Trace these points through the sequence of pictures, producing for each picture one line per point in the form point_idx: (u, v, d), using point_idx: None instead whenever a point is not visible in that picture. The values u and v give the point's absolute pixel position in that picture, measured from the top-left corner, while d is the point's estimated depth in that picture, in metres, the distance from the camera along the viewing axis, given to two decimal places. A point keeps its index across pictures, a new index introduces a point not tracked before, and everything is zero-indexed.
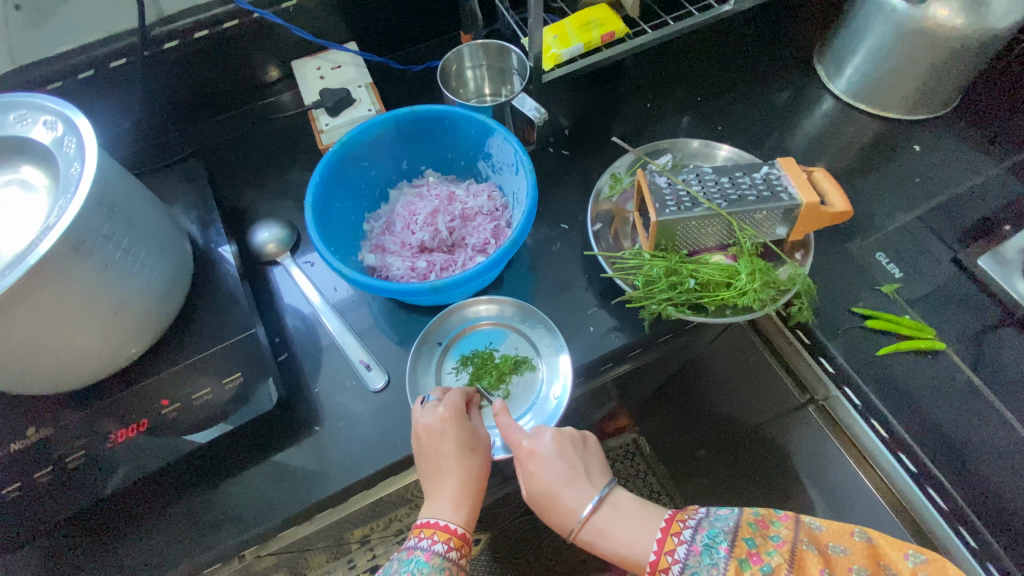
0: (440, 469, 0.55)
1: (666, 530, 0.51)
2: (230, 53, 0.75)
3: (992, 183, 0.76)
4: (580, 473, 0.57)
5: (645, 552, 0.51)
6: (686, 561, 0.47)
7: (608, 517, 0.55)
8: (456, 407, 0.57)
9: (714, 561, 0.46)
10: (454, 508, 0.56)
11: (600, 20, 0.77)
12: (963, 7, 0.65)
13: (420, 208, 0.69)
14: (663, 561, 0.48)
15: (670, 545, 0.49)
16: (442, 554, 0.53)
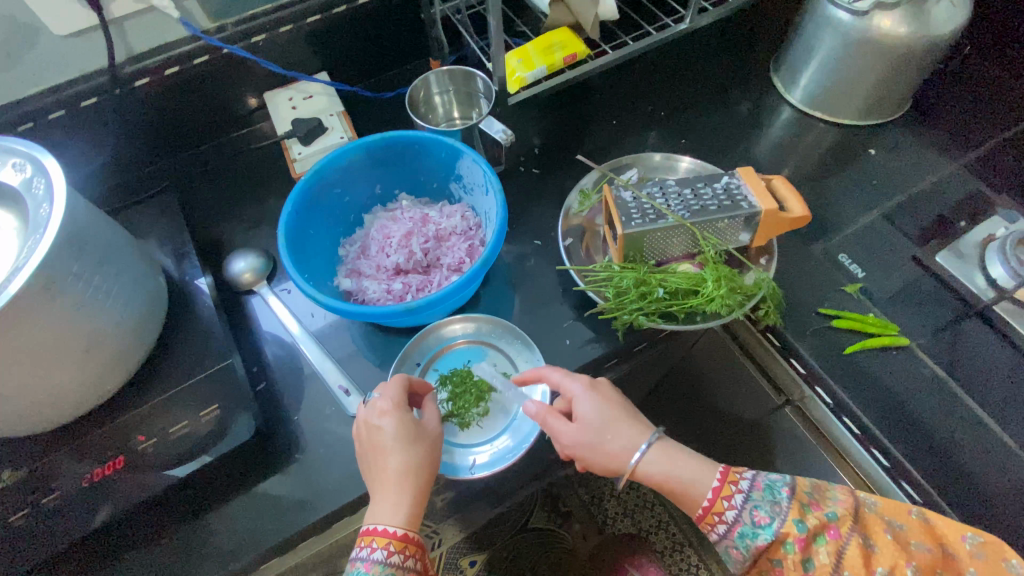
0: (380, 464, 0.53)
1: (725, 479, 0.52)
2: (202, 88, 0.76)
3: (945, 181, 0.79)
4: (630, 419, 0.57)
5: (700, 497, 0.52)
6: (748, 495, 0.50)
7: (652, 462, 0.54)
8: (396, 399, 0.56)
9: (776, 499, 0.50)
10: (396, 511, 0.52)
11: (563, 43, 0.78)
12: (904, 17, 0.69)
13: (394, 231, 0.70)
14: (727, 492, 0.51)
15: (732, 484, 0.51)
16: (382, 561, 0.50)
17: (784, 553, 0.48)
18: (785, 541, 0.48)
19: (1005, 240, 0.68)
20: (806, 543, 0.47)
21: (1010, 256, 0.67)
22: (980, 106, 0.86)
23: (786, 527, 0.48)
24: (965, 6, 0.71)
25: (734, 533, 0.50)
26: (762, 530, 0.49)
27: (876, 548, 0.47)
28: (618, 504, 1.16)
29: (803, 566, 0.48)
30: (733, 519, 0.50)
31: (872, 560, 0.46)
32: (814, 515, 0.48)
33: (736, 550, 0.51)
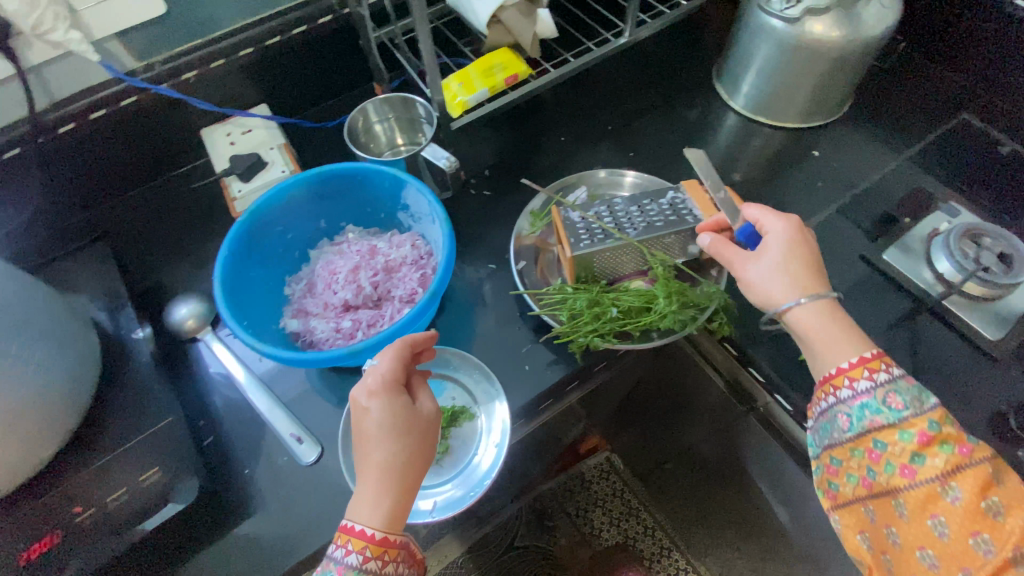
0: (365, 452, 0.49)
1: (874, 358, 0.47)
2: (133, 130, 0.73)
3: (888, 179, 0.80)
4: (812, 272, 0.53)
5: (839, 360, 0.48)
6: (894, 381, 0.46)
7: (807, 314, 0.50)
8: (388, 379, 0.52)
9: (922, 399, 0.45)
10: (376, 509, 0.47)
11: (504, 63, 0.76)
12: (834, 22, 0.70)
13: (340, 266, 0.68)
14: (873, 366, 0.47)
15: (882, 363, 0.47)
16: (356, 566, 0.45)
17: (895, 441, 0.44)
18: (904, 430, 0.44)
19: (949, 234, 0.69)
20: (929, 441, 0.43)
21: (955, 251, 0.67)
22: (916, 102, 0.88)
23: (916, 421, 0.44)
24: (897, 6, 0.72)
25: (854, 404, 0.47)
26: (889, 412, 0.45)
27: (1003, 485, 0.41)
28: (604, 513, 1.17)
29: (911, 459, 0.43)
30: (863, 390, 0.46)
31: (989, 490, 0.41)
32: (956, 435, 0.43)
33: (845, 420, 0.47)
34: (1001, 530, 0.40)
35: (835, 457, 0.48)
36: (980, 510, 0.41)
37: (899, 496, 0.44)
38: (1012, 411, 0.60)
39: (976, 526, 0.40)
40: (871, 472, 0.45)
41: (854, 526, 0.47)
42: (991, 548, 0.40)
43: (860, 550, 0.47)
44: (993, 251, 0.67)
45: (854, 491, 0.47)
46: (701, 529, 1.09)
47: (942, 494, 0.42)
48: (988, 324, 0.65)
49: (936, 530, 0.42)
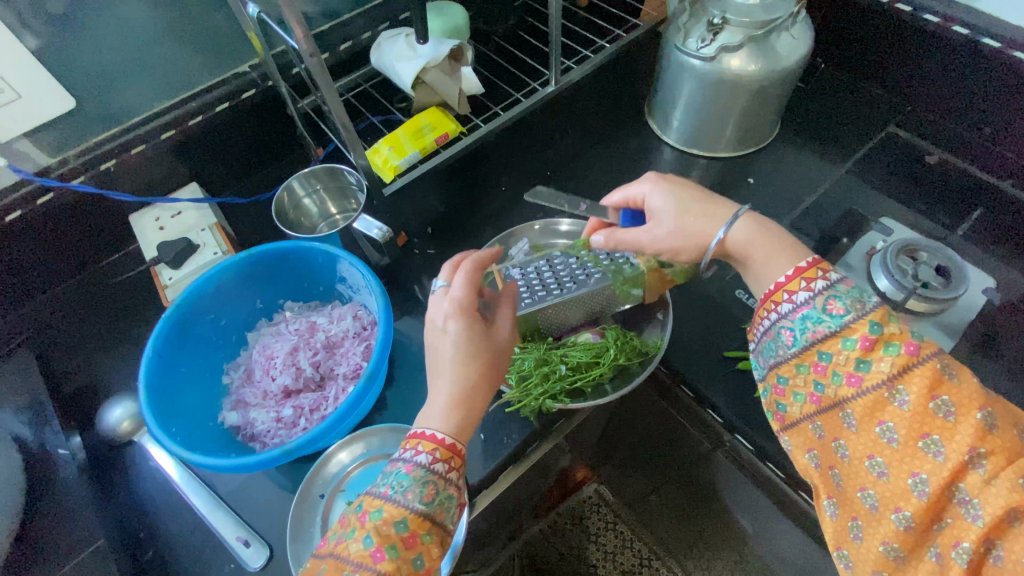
0: (436, 364, 0.50)
1: (811, 265, 0.44)
2: (55, 230, 0.70)
3: (824, 198, 0.81)
4: (717, 196, 0.53)
5: (777, 275, 0.46)
6: (832, 286, 0.43)
7: (739, 233, 0.49)
8: (469, 296, 0.53)
9: (861, 301, 0.41)
10: (443, 417, 0.47)
11: (433, 123, 0.78)
12: (750, 56, 0.71)
13: (277, 350, 0.66)
14: (810, 275, 0.44)
15: (819, 270, 0.44)
16: (426, 466, 0.45)
17: (838, 349, 0.41)
18: (845, 336, 0.41)
19: (885, 252, 0.69)
20: (872, 344, 0.39)
21: (893, 269, 0.67)
22: (843, 119, 0.90)
23: (858, 324, 0.40)
24: (809, 35, 0.74)
25: (795, 317, 0.44)
26: (831, 319, 0.41)
27: (956, 380, 0.37)
28: (599, 549, 1.17)
29: (856, 367, 0.40)
30: (802, 303, 0.43)
31: (940, 388, 0.37)
32: (894, 331, 0.39)
33: (788, 334, 0.44)
34: (955, 430, 0.36)
35: (780, 376, 0.44)
36: (930, 411, 0.37)
37: (845, 406, 0.40)
38: None
39: (926, 429, 0.37)
40: (818, 386, 0.42)
41: (801, 447, 0.44)
42: (943, 450, 0.36)
43: (808, 470, 0.44)
44: (931, 266, 0.68)
45: (800, 409, 0.43)
46: (693, 559, 1.08)
47: (890, 399, 0.38)
48: (933, 340, 0.65)
49: (886, 438, 0.38)
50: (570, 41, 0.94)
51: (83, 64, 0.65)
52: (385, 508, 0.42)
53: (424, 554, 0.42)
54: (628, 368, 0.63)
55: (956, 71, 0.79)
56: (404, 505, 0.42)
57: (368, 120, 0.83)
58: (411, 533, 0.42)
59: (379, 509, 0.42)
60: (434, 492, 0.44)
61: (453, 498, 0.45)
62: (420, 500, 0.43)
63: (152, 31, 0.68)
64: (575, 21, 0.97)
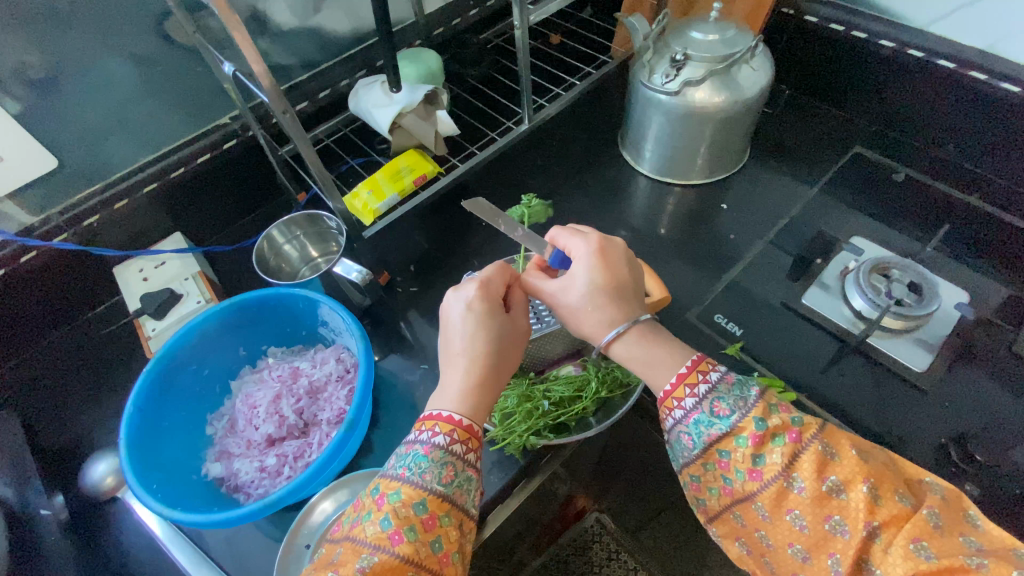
0: (455, 350, 0.52)
1: (692, 369, 0.47)
2: (35, 287, 0.70)
3: (798, 219, 0.83)
4: (609, 293, 0.53)
5: (663, 383, 0.48)
6: (714, 388, 0.45)
7: (625, 347, 0.52)
8: (491, 286, 0.55)
9: (744, 395, 0.44)
10: (460, 400, 0.49)
11: (411, 166, 0.82)
12: (714, 88, 0.74)
13: (260, 398, 0.66)
14: (692, 379, 0.47)
15: (699, 373, 0.47)
16: (444, 447, 0.45)
17: (734, 447, 0.43)
18: (739, 435, 0.43)
19: (858, 271, 0.70)
20: (761, 439, 0.42)
21: (867, 287, 0.69)
22: (812, 141, 0.92)
23: (745, 423, 0.43)
24: (768, 66, 0.77)
25: (689, 421, 0.45)
26: (720, 420, 0.44)
27: (838, 458, 0.40)
28: None
29: (753, 462, 0.42)
30: (682, 415, 0.46)
31: (827, 469, 0.40)
32: (779, 421, 0.42)
33: (687, 438, 0.45)
34: (847, 508, 0.39)
35: (692, 475, 0.46)
36: (825, 493, 0.40)
37: (755, 499, 0.42)
38: (953, 443, 0.59)
39: (827, 511, 0.39)
40: (727, 481, 0.44)
41: (730, 535, 0.45)
42: (846, 529, 0.39)
43: (743, 558, 0.45)
44: (903, 283, 0.69)
45: (718, 502, 0.45)
46: None
47: (789, 488, 0.41)
48: (912, 356, 0.66)
49: (797, 524, 0.41)
50: (542, 80, 0.97)
51: (66, 123, 0.67)
52: (403, 490, 0.43)
53: (443, 537, 0.42)
54: (611, 400, 0.64)
55: (915, 90, 0.81)
56: (422, 486, 0.43)
57: (348, 163, 0.85)
58: (430, 514, 0.42)
59: (397, 491, 0.43)
60: (451, 473, 0.44)
61: (473, 482, 0.46)
62: (438, 481, 0.44)
63: (134, 89, 0.71)
64: (546, 61, 1.01)
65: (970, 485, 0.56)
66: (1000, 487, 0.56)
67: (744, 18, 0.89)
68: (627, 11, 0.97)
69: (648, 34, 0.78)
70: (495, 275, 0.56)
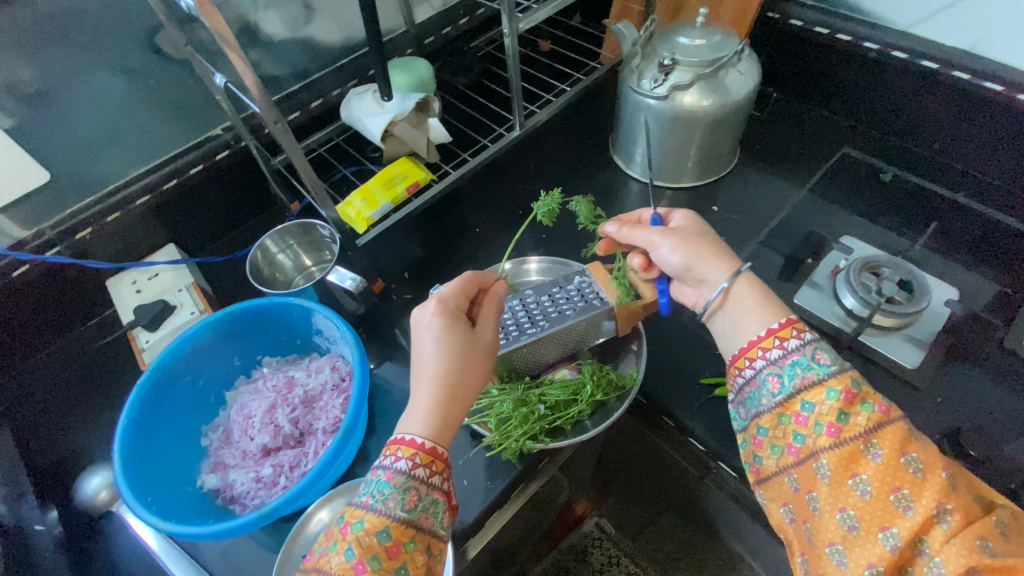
0: (419, 370, 0.50)
1: (787, 324, 0.47)
2: (28, 301, 0.70)
3: (788, 220, 0.83)
4: (720, 250, 0.53)
5: (753, 332, 0.48)
6: (816, 340, 0.45)
7: (732, 298, 0.51)
8: (451, 303, 0.53)
9: (841, 358, 0.44)
10: (425, 420, 0.47)
11: (404, 173, 0.81)
12: (703, 92, 0.75)
13: (255, 408, 0.65)
14: (768, 344, 0.46)
15: (794, 329, 0.46)
16: (406, 472, 0.44)
17: (822, 399, 0.42)
18: (831, 387, 0.42)
19: (848, 270, 0.71)
20: (853, 398, 0.41)
21: (857, 286, 0.69)
22: (800, 142, 0.93)
23: (841, 378, 0.42)
24: (755, 70, 0.78)
25: (785, 363, 0.45)
26: (819, 367, 0.43)
27: (920, 442, 0.40)
28: None
29: (838, 417, 0.41)
30: (775, 358, 0.45)
31: (909, 446, 0.39)
32: (873, 390, 0.42)
33: (774, 382, 0.45)
34: (924, 485, 0.38)
35: (761, 426, 0.45)
36: (901, 466, 0.39)
37: (823, 456, 0.41)
38: (947, 440, 0.59)
39: (897, 483, 0.38)
40: (798, 437, 0.43)
41: (776, 500, 0.44)
42: (913, 505, 0.38)
43: (782, 525, 0.44)
44: (893, 280, 0.69)
45: (778, 462, 0.44)
46: None
47: (865, 452, 0.40)
48: (904, 353, 0.66)
49: (860, 490, 0.39)
50: (533, 87, 0.98)
51: (58, 137, 0.67)
52: (366, 519, 0.42)
53: (409, 563, 0.42)
54: (606, 402, 0.64)
55: (900, 90, 0.83)
56: (385, 514, 0.42)
57: (341, 172, 0.86)
58: (393, 542, 0.42)
59: (361, 520, 0.42)
60: (414, 498, 0.43)
61: (440, 503, 0.45)
62: (400, 507, 0.43)
63: (125, 102, 0.71)
64: (537, 68, 1.01)
65: None
66: (995, 483, 0.56)
67: (731, 23, 0.90)
68: (616, 18, 0.98)
69: (637, 39, 0.79)
70: (458, 289, 0.55)
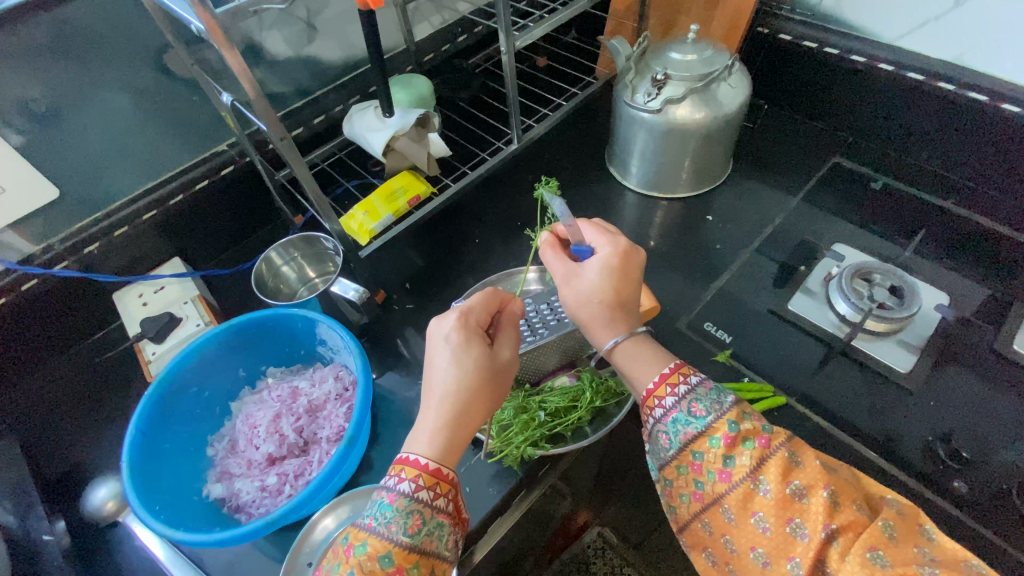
0: (430, 389, 0.51)
1: (674, 370, 0.48)
2: (35, 314, 0.71)
3: (782, 229, 0.85)
4: (624, 315, 0.54)
5: (645, 381, 0.50)
6: (693, 390, 0.46)
7: (618, 353, 0.52)
8: (470, 318, 0.54)
9: (720, 399, 0.45)
10: (429, 442, 0.48)
11: (405, 186, 0.82)
12: (695, 105, 0.77)
13: (261, 418, 0.66)
14: (673, 381, 0.48)
15: (681, 374, 0.48)
16: (410, 494, 0.45)
17: (707, 448, 0.43)
18: (712, 437, 0.44)
19: (840, 276, 0.73)
20: (733, 441, 0.43)
21: (850, 292, 0.71)
22: (791, 152, 0.96)
23: (719, 424, 0.44)
24: (746, 83, 0.80)
25: (667, 421, 0.46)
26: (696, 420, 0.45)
27: (801, 465, 0.41)
28: None
29: (724, 463, 0.42)
30: (661, 414, 0.47)
31: (791, 474, 0.41)
32: (751, 429, 0.43)
33: (665, 437, 0.46)
34: (808, 510, 0.40)
35: (665, 479, 0.46)
36: (788, 497, 0.40)
37: (723, 503, 0.42)
38: (939, 442, 0.60)
39: (790, 513, 0.40)
40: (699, 484, 0.44)
41: (698, 546, 0.45)
42: (806, 531, 0.39)
43: (708, 570, 0.45)
44: (885, 286, 0.71)
45: (688, 509, 0.45)
46: None
47: (756, 490, 0.41)
48: (896, 358, 0.67)
49: (761, 527, 0.41)
50: (530, 101, 1.00)
51: (68, 154, 0.69)
52: (370, 542, 0.43)
53: None
54: (605, 409, 0.65)
55: (886, 101, 0.85)
56: (388, 538, 0.43)
57: (344, 185, 0.88)
58: (395, 567, 0.42)
59: (363, 543, 0.43)
60: (417, 522, 0.44)
61: (444, 527, 0.46)
62: (403, 532, 0.43)
63: (133, 119, 0.73)
64: (534, 83, 1.04)
65: (956, 482, 0.57)
66: (985, 483, 0.57)
67: (721, 39, 0.93)
68: (609, 34, 1.01)
69: (630, 55, 0.82)
70: (481, 306, 0.56)
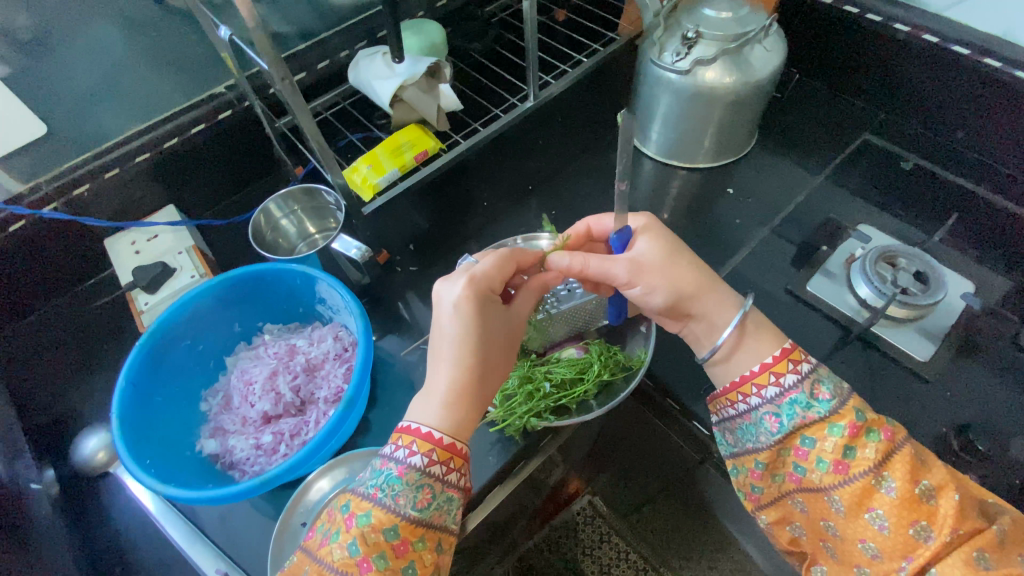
0: (441, 357, 0.48)
1: (788, 355, 0.49)
2: (24, 256, 0.68)
3: (804, 207, 0.82)
4: (716, 294, 0.53)
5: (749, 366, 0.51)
6: (813, 372, 0.48)
7: (733, 342, 0.52)
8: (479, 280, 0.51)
9: (835, 394, 0.47)
10: (441, 413, 0.46)
11: (412, 141, 0.78)
12: (726, 69, 0.72)
13: (256, 375, 0.64)
14: (779, 369, 0.49)
15: (790, 362, 0.49)
16: (420, 469, 0.44)
17: (825, 436, 0.46)
18: (834, 425, 0.45)
19: (864, 258, 0.69)
20: (857, 432, 0.45)
21: (873, 275, 0.68)
22: (819, 126, 0.91)
23: (843, 412, 0.46)
24: (780, 47, 0.75)
25: (784, 402, 0.48)
26: (818, 405, 0.47)
27: (928, 468, 0.44)
28: (593, 561, 1.10)
29: (843, 454, 0.45)
30: (771, 397, 0.49)
31: (919, 475, 0.43)
32: (875, 426, 0.45)
33: (774, 421, 0.48)
34: (936, 515, 0.42)
35: (760, 460, 0.49)
36: (914, 497, 0.43)
37: (832, 491, 0.45)
38: (954, 433, 0.59)
39: (914, 515, 0.43)
40: (800, 469, 0.47)
41: (782, 520, 0.50)
42: (930, 534, 0.42)
43: (794, 540, 0.50)
44: (909, 271, 0.68)
45: (781, 487, 0.49)
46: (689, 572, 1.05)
47: (877, 486, 0.44)
48: (915, 345, 0.65)
49: (876, 523, 0.44)
50: (547, 58, 0.94)
51: None
52: (374, 514, 0.43)
53: (416, 561, 0.43)
54: (612, 383, 0.63)
55: (928, 76, 0.80)
56: (394, 511, 0.43)
57: (347, 138, 0.83)
58: (401, 540, 0.43)
59: (367, 514, 0.43)
60: (428, 497, 0.44)
61: (454, 500, 0.45)
62: (412, 507, 0.43)
63: None
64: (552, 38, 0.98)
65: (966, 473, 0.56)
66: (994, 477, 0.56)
67: None
68: None
69: (659, 9, 0.75)
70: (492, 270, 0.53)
